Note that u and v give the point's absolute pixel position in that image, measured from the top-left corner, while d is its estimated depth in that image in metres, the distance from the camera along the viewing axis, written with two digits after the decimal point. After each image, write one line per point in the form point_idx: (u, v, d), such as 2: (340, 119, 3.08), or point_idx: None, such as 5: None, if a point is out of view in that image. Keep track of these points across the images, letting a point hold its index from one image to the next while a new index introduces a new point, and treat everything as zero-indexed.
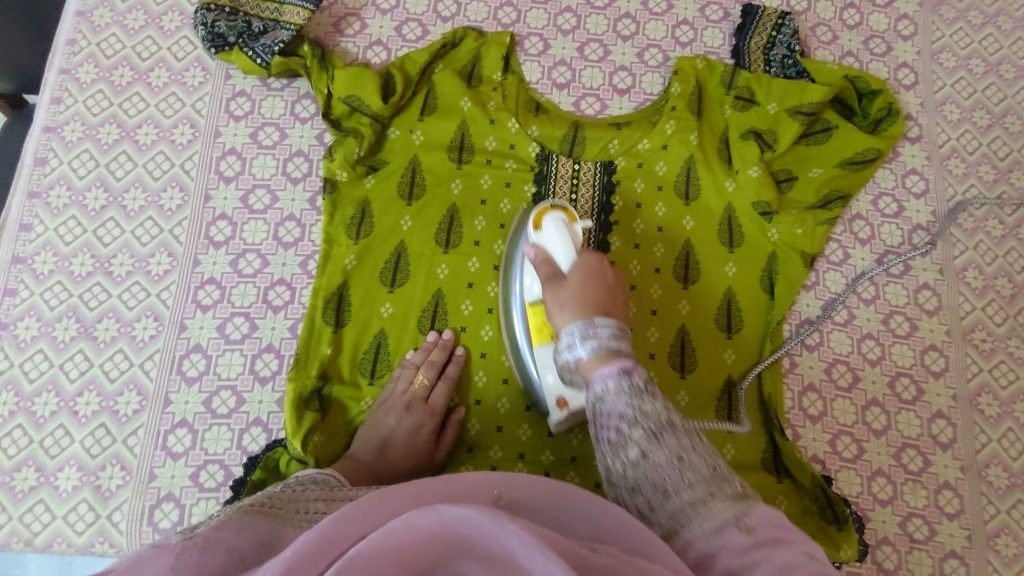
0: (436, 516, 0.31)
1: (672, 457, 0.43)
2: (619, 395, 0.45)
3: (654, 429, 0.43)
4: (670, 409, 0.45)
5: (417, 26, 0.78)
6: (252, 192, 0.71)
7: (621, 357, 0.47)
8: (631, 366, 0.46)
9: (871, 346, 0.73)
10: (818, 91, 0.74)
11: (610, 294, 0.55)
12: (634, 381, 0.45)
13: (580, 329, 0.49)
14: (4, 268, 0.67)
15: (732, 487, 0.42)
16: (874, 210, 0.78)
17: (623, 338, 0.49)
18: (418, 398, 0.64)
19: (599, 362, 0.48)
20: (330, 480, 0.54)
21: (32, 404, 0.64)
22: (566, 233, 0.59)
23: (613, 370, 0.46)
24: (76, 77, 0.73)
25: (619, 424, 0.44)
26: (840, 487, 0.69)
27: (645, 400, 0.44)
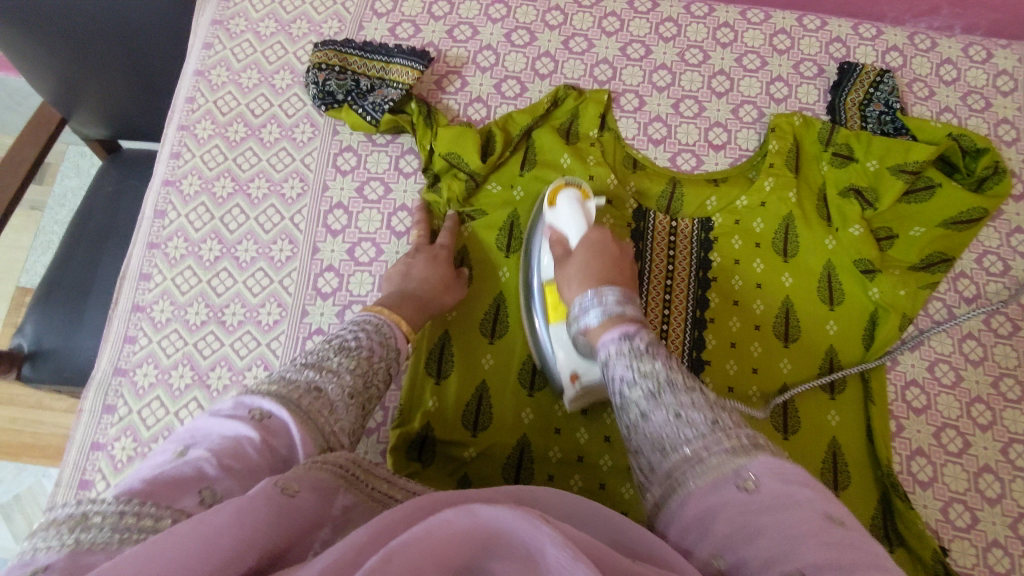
0: (475, 519, 0.30)
1: (669, 414, 0.43)
2: (621, 354, 0.48)
3: (651, 389, 0.45)
4: (673, 368, 0.46)
5: (516, 83, 0.81)
6: (359, 245, 0.73)
7: (620, 322, 0.51)
8: (632, 331, 0.49)
9: (981, 411, 0.71)
10: (923, 149, 0.73)
11: (616, 267, 0.59)
12: (634, 344, 0.48)
13: (590, 297, 0.54)
14: (125, 316, 0.71)
15: (729, 439, 0.41)
16: (979, 268, 0.76)
17: (625, 305, 0.52)
18: (424, 247, 0.70)
19: (606, 327, 0.51)
20: (373, 318, 0.57)
21: (149, 450, 0.66)
22: (580, 211, 0.64)
23: (614, 336, 0.49)
24: (194, 133, 0.77)
25: (621, 384, 0.47)
26: (954, 558, 0.66)
27: (644, 361, 0.47)
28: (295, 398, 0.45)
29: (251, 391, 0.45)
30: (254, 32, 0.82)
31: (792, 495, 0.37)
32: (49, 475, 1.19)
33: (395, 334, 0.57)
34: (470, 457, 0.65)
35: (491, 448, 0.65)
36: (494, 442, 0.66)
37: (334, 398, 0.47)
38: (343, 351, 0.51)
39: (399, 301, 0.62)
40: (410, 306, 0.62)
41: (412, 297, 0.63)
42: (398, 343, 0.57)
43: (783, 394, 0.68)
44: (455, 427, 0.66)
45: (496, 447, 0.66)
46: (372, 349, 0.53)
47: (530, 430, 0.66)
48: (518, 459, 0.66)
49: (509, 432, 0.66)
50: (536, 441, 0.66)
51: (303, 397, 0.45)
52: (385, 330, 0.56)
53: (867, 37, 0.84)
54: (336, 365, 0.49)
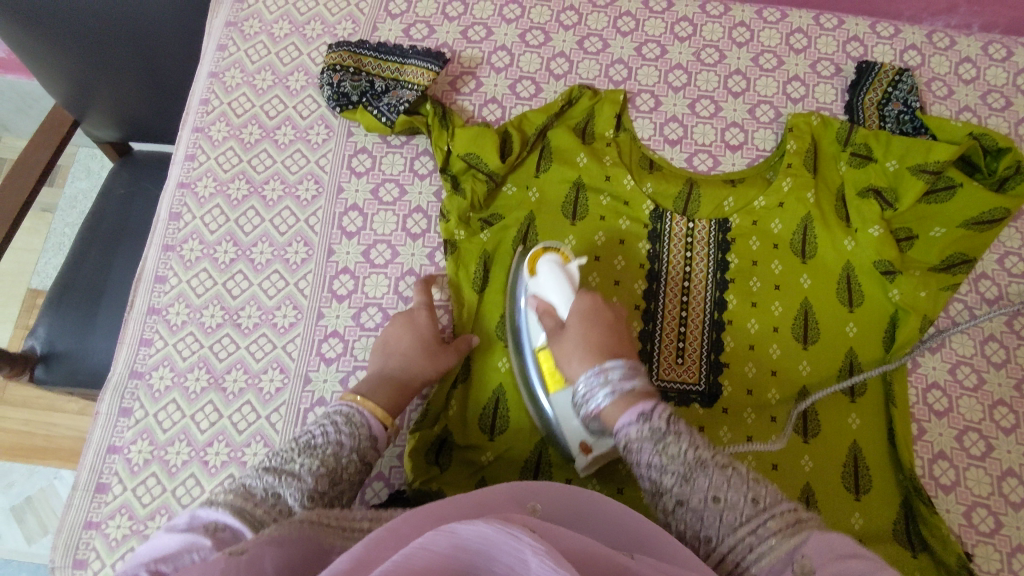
0: (454, 539, 0.29)
1: (708, 498, 0.44)
2: (643, 437, 0.47)
3: (683, 473, 0.45)
4: (697, 445, 0.46)
5: (530, 84, 0.80)
6: (374, 247, 0.73)
7: (637, 399, 0.49)
8: (649, 410, 0.48)
9: (1004, 414, 0.70)
10: (944, 149, 0.72)
11: (614, 337, 0.57)
12: (654, 425, 0.47)
13: (592, 381, 0.51)
14: (141, 318, 0.71)
15: (775, 519, 0.42)
16: (1000, 269, 0.75)
17: (633, 378, 0.50)
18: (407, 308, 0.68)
19: (620, 405, 0.50)
20: (352, 410, 0.56)
21: (165, 453, 0.66)
22: (564, 278, 0.60)
23: (631, 418, 0.48)
24: (209, 135, 0.77)
25: (649, 472, 0.46)
26: (978, 563, 0.65)
27: (668, 444, 0.46)
28: (249, 508, 0.46)
29: (208, 502, 0.47)
30: (268, 34, 0.82)
31: (851, 570, 0.38)
32: (60, 477, 1.19)
33: (365, 420, 0.56)
34: (488, 460, 0.65)
35: (509, 451, 0.65)
36: (511, 446, 0.65)
37: (293, 507, 0.48)
38: (309, 450, 0.51)
39: (380, 392, 0.60)
40: (390, 399, 0.60)
41: (396, 386, 0.61)
42: (374, 432, 0.56)
43: (802, 402, 0.67)
44: (472, 432, 0.66)
45: (515, 450, 0.65)
46: (340, 443, 0.53)
47: (548, 434, 0.66)
48: (537, 462, 0.65)
49: (527, 434, 0.66)
50: (554, 444, 0.66)
51: (262, 513, 0.46)
52: (354, 419, 0.55)
53: (885, 36, 0.84)
54: (298, 469, 0.50)
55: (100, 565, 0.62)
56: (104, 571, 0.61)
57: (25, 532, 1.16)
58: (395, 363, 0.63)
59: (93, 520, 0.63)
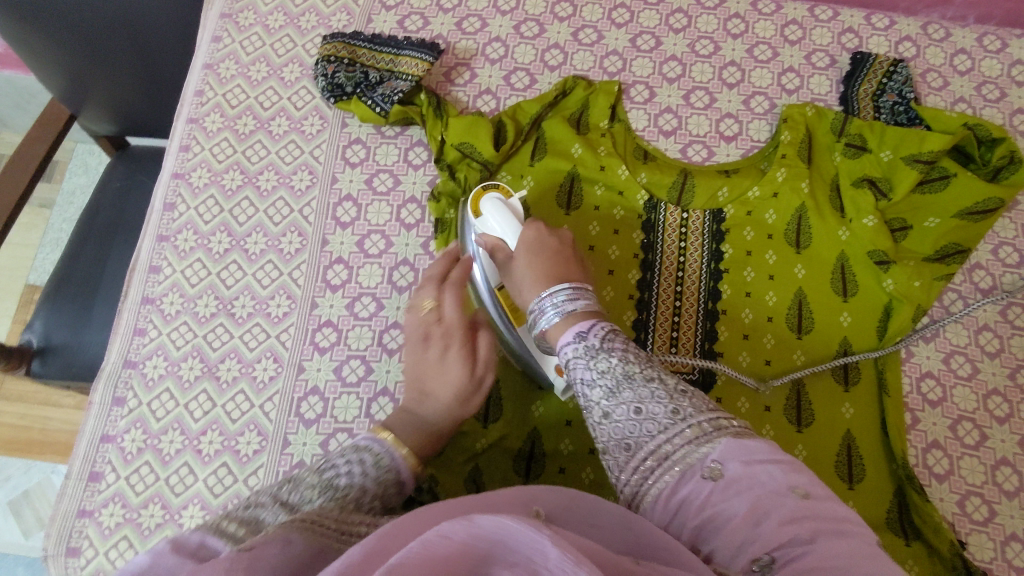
0: (471, 527, 0.30)
1: (629, 410, 0.45)
2: (581, 355, 0.49)
3: (611, 387, 0.46)
4: (628, 358, 0.48)
5: (525, 75, 0.80)
6: (368, 237, 0.73)
7: (581, 319, 0.53)
8: (587, 329, 0.51)
9: (999, 403, 0.70)
10: (938, 139, 0.72)
11: (561, 264, 0.59)
12: (590, 344, 0.50)
13: (541, 301, 0.55)
14: (135, 308, 0.71)
15: (692, 427, 0.43)
16: (994, 259, 0.75)
17: (578, 298, 0.54)
18: (424, 310, 0.65)
19: (564, 327, 0.53)
20: (375, 445, 0.52)
21: (158, 442, 0.66)
22: (507, 212, 0.63)
23: (570, 337, 0.51)
24: (203, 126, 0.77)
25: (583, 387, 0.48)
26: (971, 552, 0.65)
27: (599, 359, 0.48)
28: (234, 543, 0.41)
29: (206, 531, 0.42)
30: (263, 26, 0.82)
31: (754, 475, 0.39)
32: (57, 472, 1.19)
33: (397, 460, 0.52)
34: (482, 446, 0.65)
35: (502, 440, 0.65)
36: (505, 433, 0.65)
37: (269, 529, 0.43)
38: (329, 489, 0.47)
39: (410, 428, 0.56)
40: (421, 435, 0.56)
41: (427, 417, 0.57)
42: (401, 476, 0.52)
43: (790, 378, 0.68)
44: (465, 422, 0.65)
45: (508, 440, 0.65)
46: (363, 487, 0.48)
47: (541, 423, 0.66)
48: (530, 452, 0.65)
49: (520, 422, 0.66)
50: (547, 434, 0.66)
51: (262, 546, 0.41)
52: (385, 460, 0.51)
53: (880, 28, 0.84)
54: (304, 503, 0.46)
55: (93, 553, 0.62)
56: (97, 559, 0.61)
57: (22, 526, 1.16)
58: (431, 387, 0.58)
59: (86, 509, 0.63)
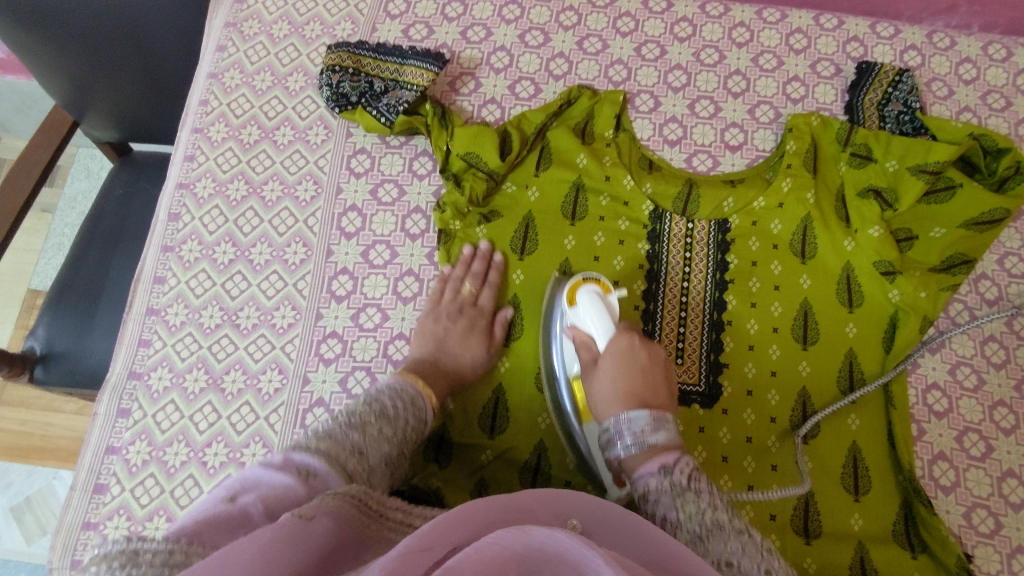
0: (523, 538, 0.33)
1: (719, 560, 0.44)
2: (662, 489, 0.47)
3: (700, 534, 0.45)
4: (717, 505, 0.47)
5: (530, 84, 0.80)
6: (373, 247, 0.73)
7: (663, 454, 0.49)
8: (672, 463, 0.48)
9: (1004, 414, 0.70)
10: (943, 150, 0.71)
11: (646, 379, 0.54)
12: (676, 479, 0.47)
13: (617, 423, 0.51)
14: (139, 319, 0.70)
15: None
16: (1000, 270, 0.75)
17: (660, 431, 0.50)
18: (467, 303, 0.69)
19: (641, 458, 0.50)
20: (408, 388, 0.58)
21: (164, 453, 0.65)
22: (600, 308, 0.60)
23: (653, 469, 0.48)
24: (208, 135, 0.77)
25: (666, 526, 0.46)
26: (977, 564, 0.65)
27: (687, 500, 0.46)
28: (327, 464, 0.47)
29: (299, 446, 0.47)
30: (267, 35, 0.82)
31: None
32: (60, 478, 1.19)
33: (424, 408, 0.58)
34: (488, 458, 0.65)
35: (509, 451, 0.65)
36: (512, 445, 0.65)
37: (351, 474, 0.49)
38: (386, 419, 0.53)
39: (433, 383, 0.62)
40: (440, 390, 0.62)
41: (445, 379, 0.64)
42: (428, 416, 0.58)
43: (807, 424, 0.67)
44: (471, 432, 0.66)
45: (514, 451, 0.65)
46: (412, 419, 0.55)
47: (547, 435, 0.66)
48: (536, 464, 0.65)
49: (526, 434, 0.66)
50: (553, 446, 0.66)
51: (347, 459, 0.48)
52: (418, 402, 0.57)
53: (885, 36, 0.84)
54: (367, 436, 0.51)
55: None
56: None
57: (24, 533, 1.16)
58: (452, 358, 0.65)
59: (91, 521, 0.63)
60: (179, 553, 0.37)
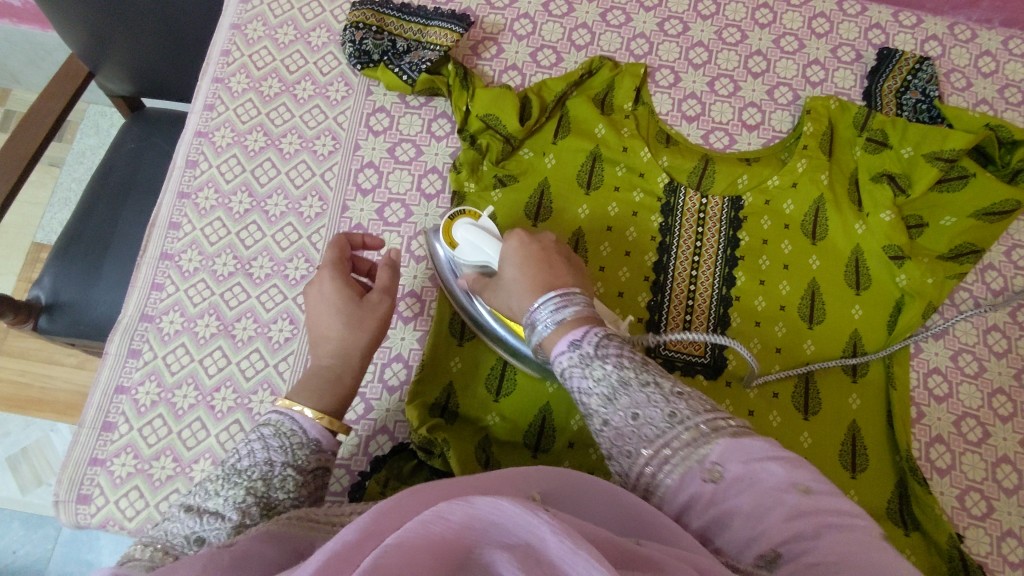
0: (469, 510, 0.30)
1: (627, 415, 0.45)
2: (574, 362, 0.48)
3: (608, 393, 0.46)
4: (624, 362, 0.46)
5: (551, 52, 0.81)
6: (388, 205, 0.73)
7: (570, 327, 0.50)
8: (580, 336, 0.49)
9: (1003, 402, 0.71)
10: (960, 137, 0.72)
11: (552, 271, 0.56)
12: (583, 350, 0.48)
13: (533, 315, 0.53)
14: (153, 263, 0.71)
15: (687, 431, 0.42)
16: (1007, 261, 0.76)
17: (565, 307, 0.51)
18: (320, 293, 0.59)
19: (556, 335, 0.51)
20: (274, 420, 0.50)
21: (172, 396, 0.66)
22: (481, 231, 0.62)
23: (563, 346, 0.49)
24: (228, 85, 0.77)
25: (582, 395, 0.47)
26: (968, 546, 0.66)
27: (594, 366, 0.47)
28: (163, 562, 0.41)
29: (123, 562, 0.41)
30: None
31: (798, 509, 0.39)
32: (57, 430, 1.19)
33: (300, 426, 0.50)
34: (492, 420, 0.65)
35: (514, 413, 0.66)
36: (516, 407, 0.66)
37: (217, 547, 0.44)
38: (233, 477, 0.47)
39: (315, 391, 0.53)
40: (333, 397, 0.54)
41: (336, 377, 0.55)
42: (309, 432, 0.50)
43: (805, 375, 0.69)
44: (478, 393, 0.66)
45: (519, 414, 0.66)
46: (270, 462, 0.48)
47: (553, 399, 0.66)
48: (540, 428, 0.65)
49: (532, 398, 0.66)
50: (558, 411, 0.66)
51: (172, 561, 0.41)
52: (284, 428, 0.50)
53: (907, 25, 0.84)
54: (221, 505, 0.45)
55: (104, 501, 0.62)
56: (107, 507, 0.62)
57: (19, 482, 1.17)
58: (322, 347, 0.56)
59: (98, 457, 0.64)
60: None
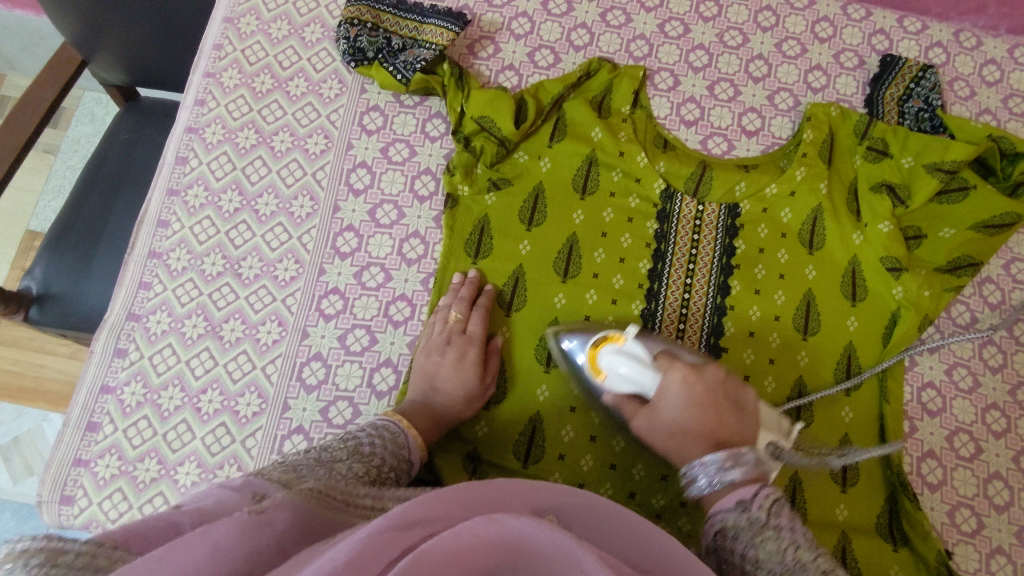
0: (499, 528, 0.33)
1: None
2: (740, 524, 0.48)
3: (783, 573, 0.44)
4: (798, 536, 0.46)
5: (549, 53, 0.79)
6: (380, 206, 0.72)
7: (740, 490, 0.50)
8: (747, 499, 0.49)
9: (996, 418, 0.70)
10: (962, 149, 0.71)
11: (722, 423, 0.54)
12: (753, 514, 0.48)
13: (693, 468, 0.52)
14: (141, 262, 0.70)
15: None
16: (1005, 275, 0.75)
17: (732, 469, 0.51)
18: (454, 331, 0.66)
19: (718, 496, 0.51)
20: (391, 425, 0.57)
21: (158, 397, 0.65)
22: (634, 362, 0.59)
23: (731, 505, 0.49)
24: (220, 81, 0.76)
25: (746, 562, 0.46)
26: (956, 562, 0.65)
27: (765, 536, 0.46)
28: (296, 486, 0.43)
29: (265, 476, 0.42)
30: None
31: None
32: (49, 420, 1.19)
33: (408, 444, 0.56)
34: (482, 430, 0.65)
35: (504, 422, 0.66)
36: (506, 416, 0.66)
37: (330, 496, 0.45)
38: (357, 458, 0.50)
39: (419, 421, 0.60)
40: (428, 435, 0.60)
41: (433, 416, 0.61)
42: (411, 456, 0.56)
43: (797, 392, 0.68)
44: None
45: (509, 422, 0.66)
46: (383, 460, 0.52)
47: (544, 408, 0.66)
48: (530, 434, 0.65)
49: (523, 406, 0.66)
50: (549, 420, 0.66)
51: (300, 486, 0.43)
52: (399, 440, 0.56)
53: (911, 31, 0.82)
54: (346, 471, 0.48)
55: (87, 503, 0.62)
56: (90, 509, 0.62)
57: (11, 472, 1.16)
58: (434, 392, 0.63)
59: (82, 458, 0.63)
60: (103, 558, 0.33)
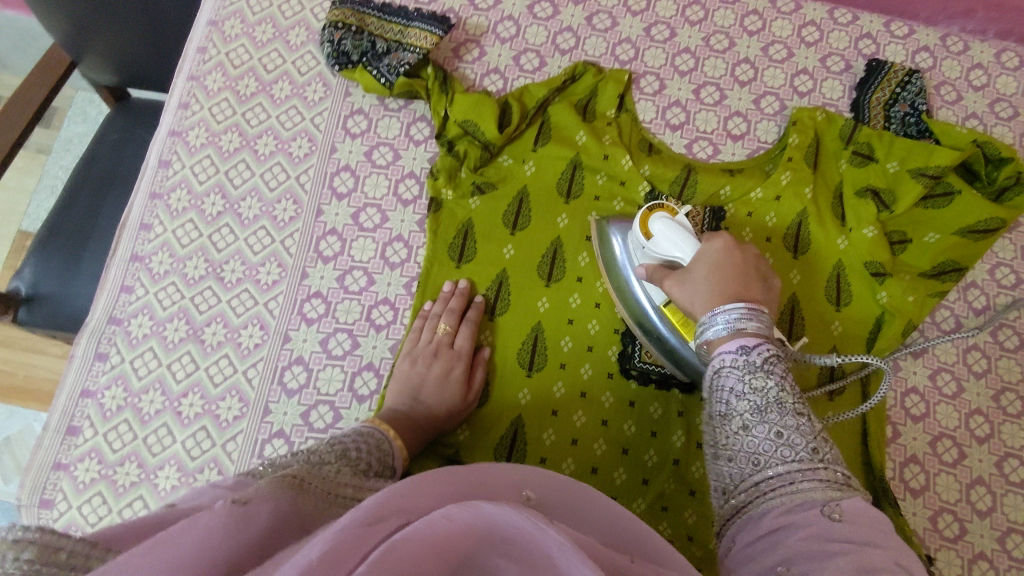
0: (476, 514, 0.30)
1: (771, 432, 0.45)
2: (736, 367, 0.48)
3: (759, 406, 0.46)
4: (786, 387, 0.46)
5: (535, 57, 0.79)
6: (364, 210, 0.72)
7: (744, 339, 0.50)
8: (751, 345, 0.49)
9: (980, 423, 0.70)
10: (946, 154, 0.71)
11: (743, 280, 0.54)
12: (752, 359, 0.48)
13: (712, 317, 0.52)
14: (123, 265, 0.70)
15: (830, 472, 0.42)
16: (990, 280, 0.75)
17: (750, 320, 0.50)
18: (443, 343, 0.66)
19: (724, 341, 0.51)
20: (376, 432, 0.56)
21: (138, 401, 0.65)
22: (676, 229, 0.60)
23: (733, 348, 0.49)
24: (204, 84, 0.76)
25: (728, 396, 0.47)
26: (938, 567, 0.65)
27: (758, 377, 0.47)
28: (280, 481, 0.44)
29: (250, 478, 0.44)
30: None
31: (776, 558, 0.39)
32: (39, 420, 1.19)
33: (392, 450, 0.56)
34: (463, 434, 0.65)
35: (487, 426, 0.66)
36: (489, 420, 0.66)
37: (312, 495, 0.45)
38: (345, 457, 0.50)
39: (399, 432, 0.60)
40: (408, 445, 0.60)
41: (415, 428, 0.61)
42: (396, 463, 0.56)
43: None
44: None
45: (492, 426, 0.65)
46: (371, 463, 0.52)
47: (526, 412, 0.66)
48: (512, 437, 0.65)
49: (506, 410, 0.66)
50: (531, 423, 0.65)
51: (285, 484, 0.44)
52: (385, 446, 0.55)
53: (898, 35, 0.82)
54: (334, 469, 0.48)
55: (66, 507, 0.62)
56: (69, 513, 0.61)
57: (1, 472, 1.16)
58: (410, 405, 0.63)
59: (62, 462, 0.63)
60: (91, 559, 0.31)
